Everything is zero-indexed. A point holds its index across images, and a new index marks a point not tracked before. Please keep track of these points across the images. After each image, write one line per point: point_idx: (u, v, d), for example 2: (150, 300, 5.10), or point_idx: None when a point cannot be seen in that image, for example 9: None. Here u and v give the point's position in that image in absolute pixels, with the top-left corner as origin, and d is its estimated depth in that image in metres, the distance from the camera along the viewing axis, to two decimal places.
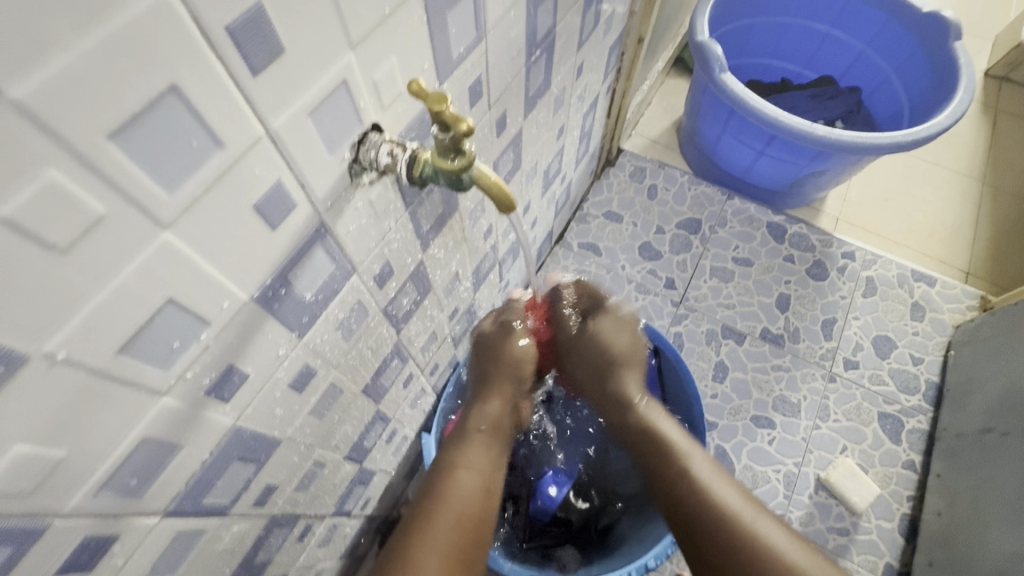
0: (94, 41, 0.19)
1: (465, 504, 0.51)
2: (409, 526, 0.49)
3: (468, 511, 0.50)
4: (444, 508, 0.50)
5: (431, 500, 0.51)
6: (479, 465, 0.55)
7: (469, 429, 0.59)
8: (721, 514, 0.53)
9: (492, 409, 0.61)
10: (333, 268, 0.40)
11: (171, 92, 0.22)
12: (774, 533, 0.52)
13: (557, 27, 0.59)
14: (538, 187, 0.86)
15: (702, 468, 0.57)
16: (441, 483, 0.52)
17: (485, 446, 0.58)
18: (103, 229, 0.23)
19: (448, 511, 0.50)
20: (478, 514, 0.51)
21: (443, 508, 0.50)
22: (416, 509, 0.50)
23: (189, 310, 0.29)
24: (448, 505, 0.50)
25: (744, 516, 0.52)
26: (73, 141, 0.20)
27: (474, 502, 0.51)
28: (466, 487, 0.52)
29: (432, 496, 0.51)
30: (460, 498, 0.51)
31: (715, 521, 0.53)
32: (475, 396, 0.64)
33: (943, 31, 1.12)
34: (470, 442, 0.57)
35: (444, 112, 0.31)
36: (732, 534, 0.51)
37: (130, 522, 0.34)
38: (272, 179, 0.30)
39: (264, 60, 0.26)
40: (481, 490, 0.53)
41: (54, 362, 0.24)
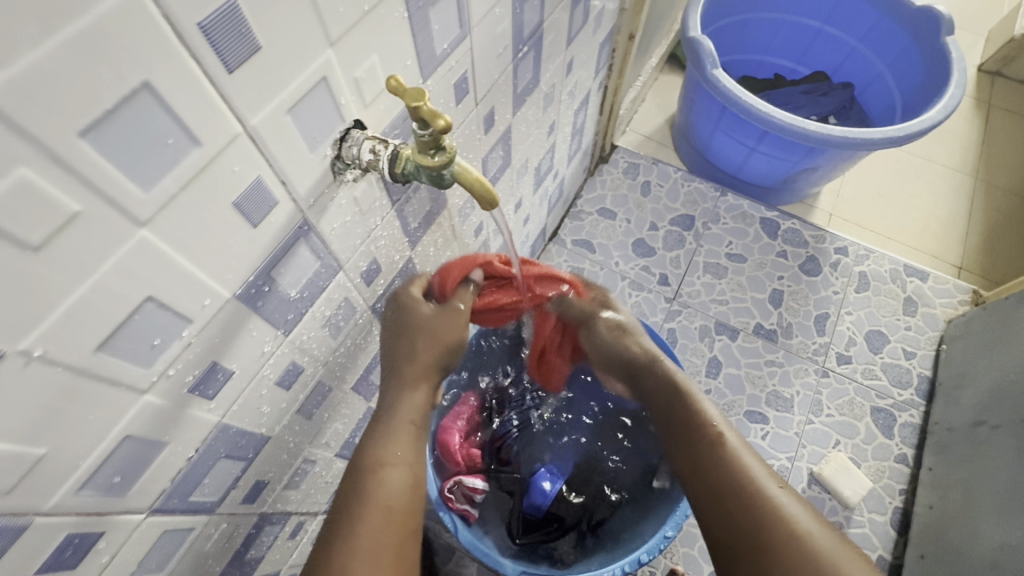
0: (64, 39, 0.19)
1: (394, 501, 0.48)
2: (338, 536, 0.45)
3: (393, 507, 0.48)
4: (371, 507, 0.47)
5: (354, 501, 0.47)
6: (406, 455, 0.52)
7: (392, 419, 0.54)
8: (739, 481, 0.53)
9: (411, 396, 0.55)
10: (318, 265, 0.40)
11: (144, 90, 0.23)
12: (793, 508, 0.51)
13: (545, 24, 0.59)
14: (529, 184, 0.86)
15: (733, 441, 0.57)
16: (364, 483, 0.49)
17: (411, 432, 0.54)
18: (77, 227, 0.23)
19: (373, 512, 0.47)
20: (407, 509, 0.49)
21: (368, 511, 0.47)
22: (339, 516, 0.47)
23: (169, 307, 0.29)
24: (372, 505, 0.47)
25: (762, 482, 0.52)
26: (45, 139, 0.20)
27: (401, 497, 0.49)
28: (396, 481, 0.50)
29: (355, 498, 0.48)
30: (383, 495, 0.48)
31: (737, 491, 0.52)
32: (390, 380, 0.56)
33: (935, 26, 1.12)
34: (392, 431, 0.53)
35: (422, 108, 0.31)
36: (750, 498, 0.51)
37: (115, 519, 0.34)
38: (252, 177, 0.30)
39: (240, 58, 0.26)
40: (406, 480, 0.50)
41: (31, 360, 0.24)
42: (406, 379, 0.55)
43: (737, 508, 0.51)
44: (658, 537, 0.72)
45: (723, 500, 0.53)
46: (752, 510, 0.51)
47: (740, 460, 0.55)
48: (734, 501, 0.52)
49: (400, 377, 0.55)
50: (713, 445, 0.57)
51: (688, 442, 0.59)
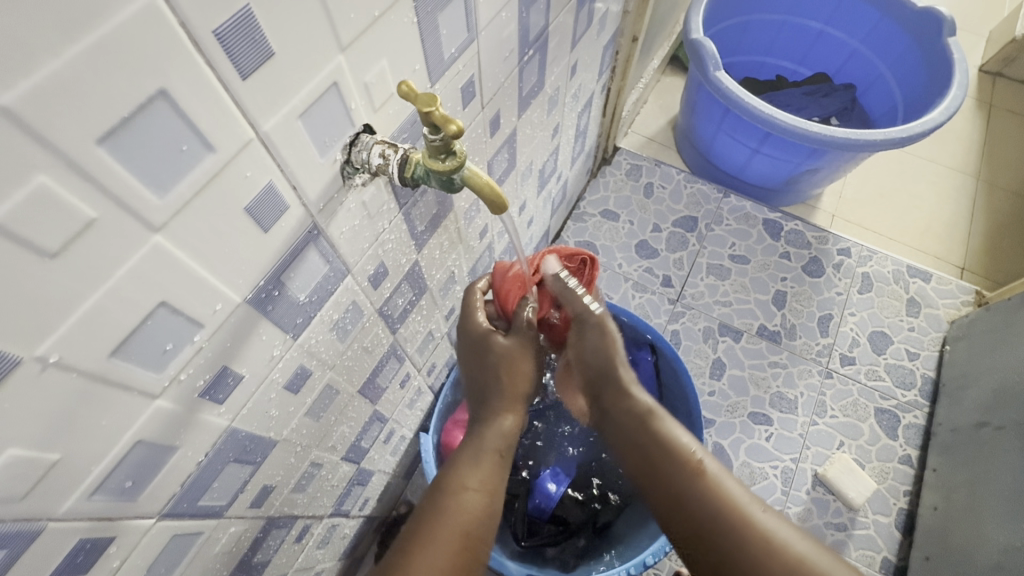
0: (83, 48, 0.19)
1: (468, 523, 0.51)
2: (409, 550, 0.48)
3: (467, 529, 0.50)
4: (446, 525, 0.50)
5: (429, 517, 0.50)
6: (487, 482, 0.54)
7: (481, 446, 0.57)
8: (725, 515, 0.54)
9: (503, 426, 0.59)
10: (327, 269, 0.40)
11: (160, 97, 0.23)
12: (784, 533, 0.53)
13: (550, 27, 0.59)
14: (533, 187, 0.86)
15: (711, 469, 0.57)
16: (443, 500, 0.52)
17: (495, 461, 0.56)
18: (93, 233, 0.23)
19: (447, 530, 0.49)
20: (476, 535, 0.51)
21: (441, 528, 0.49)
22: (414, 531, 0.50)
23: (181, 313, 0.29)
24: (446, 522, 0.50)
25: (747, 510, 0.54)
26: (63, 147, 0.20)
27: (475, 521, 0.51)
28: (471, 504, 0.52)
29: (433, 515, 0.51)
30: (462, 517, 0.51)
31: (724, 526, 0.53)
32: (483, 409, 0.61)
33: (937, 28, 1.13)
34: (475, 457, 0.56)
35: (433, 113, 0.31)
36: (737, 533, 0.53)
37: (126, 524, 0.34)
38: (264, 182, 0.30)
39: (253, 64, 0.26)
40: (482, 506, 0.53)
41: (46, 366, 0.24)
42: (497, 409, 0.60)
43: (729, 547, 0.53)
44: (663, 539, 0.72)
45: (713, 536, 0.54)
46: (742, 544, 0.52)
47: (721, 490, 0.56)
48: (725, 540, 0.53)
49: (491, 406, 0.60)
50: (693, 477, 0.57)
51: (666, 477, 0.59)
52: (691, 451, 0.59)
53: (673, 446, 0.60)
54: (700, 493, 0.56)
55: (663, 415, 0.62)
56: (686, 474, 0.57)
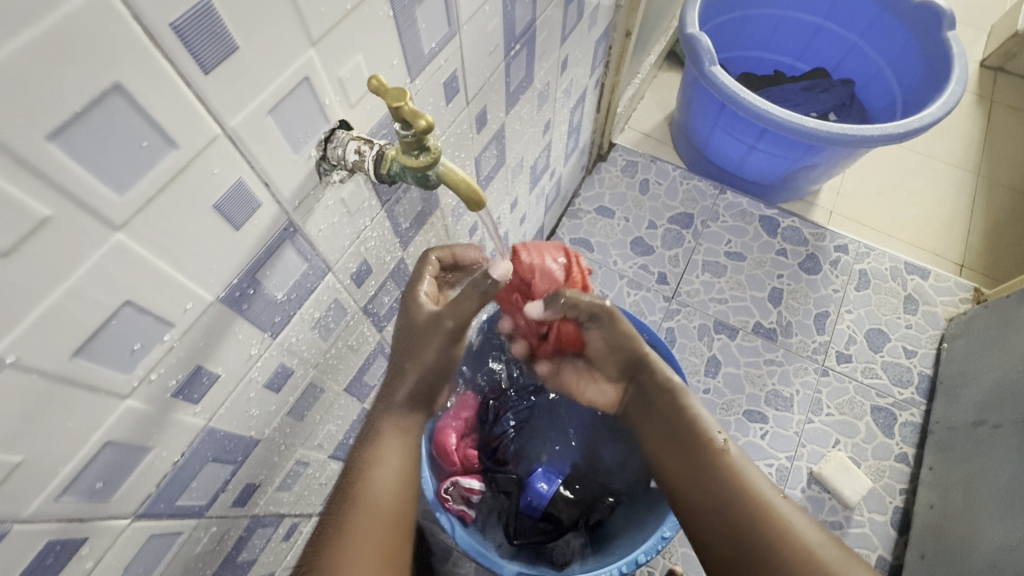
0: (27, 41, 0.19)
1: (386, 504, 0.49)
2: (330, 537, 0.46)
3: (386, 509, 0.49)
4: (359, 513, 0.47)
5: (346, 506, 0.48)
6: (396, 455, 0.52)
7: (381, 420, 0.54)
8: (744, 497, 0.54)
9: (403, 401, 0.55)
10: (306, 267, 0.40)
11: (115, 91, 0.22)
12: (802, 526, 0.52)
13: (537, 21, 0.58)
14: (525, 183, 0.86)
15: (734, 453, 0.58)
16: (358, 485, 0.49)
17: (397, 435, 0.53)
18: (49, 232, 0.22)
19: (366, 517, 0.47)
20: (396, 510, 0.50)
21: (359, 515, 0.47)
22: (331, 523, 0.48)
23: (149, 312, 0.29)
24: (364, 507, 0.48)
25: (770, 495, 0.54)
26: (10, 142, 0.20)
27: (392, 499, 0.49)
28: (382, 482, 0.50)
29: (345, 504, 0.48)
30: (377, 498, 0.49)
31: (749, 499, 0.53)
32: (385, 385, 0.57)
33: (936, 22, 1.11)
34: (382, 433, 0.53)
35: (403, 108, 0.31)
36: (755, 519, 0.52)
37: (98, 524, 0.34)
38: (234, 179, 0.30)
39: (216, 58, 0.25)
40: (399, 481, 0.51)
41: (3, 366, 0.23)
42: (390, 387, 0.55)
43: (747, 519, 0.53)
44: (655, 538, 0.71)
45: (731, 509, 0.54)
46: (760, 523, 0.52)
47: (742, 472, 0.56)
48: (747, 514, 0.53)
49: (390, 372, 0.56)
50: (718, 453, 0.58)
51: (690, 453, 0.59)
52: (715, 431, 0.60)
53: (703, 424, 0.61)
54: (721, 470, 0.56)
55: (690, 396, 0.64)
56: (709, 450, 0.58)
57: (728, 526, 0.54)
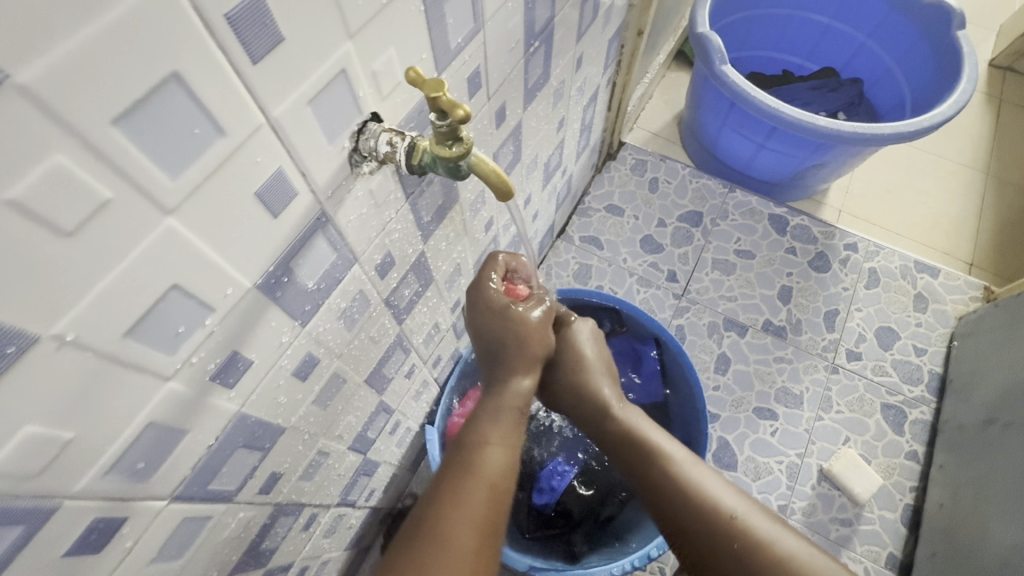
0: (98, 29, 0.20)
1: (495, 477, 0.50)
2: (439, 504, 0.47)
3: (496, 483, 0.50)
4: (472, 482, 0.49)
5: (457, 477, 0.50)
6: (507, 438, 0.54)
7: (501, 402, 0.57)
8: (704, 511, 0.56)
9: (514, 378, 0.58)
10: (335, 257, 0.41)
11: (173, 80, 0.23)
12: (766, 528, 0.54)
13: (556, 18, 0.59)
14: (538, 180, 0.86)
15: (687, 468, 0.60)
16: (470, 457, 0.52)
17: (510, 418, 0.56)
18: (108, 213, 0.23)
19: (477, 484, 0.49)
20: (503, 487, 0.51)
21: (470, 484, 0.49)
22: (440, 491, 0.49)
23: (194, 296, 0.30)
24: (476, 477, 0.50)
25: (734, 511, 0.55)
26: (79, 126, 0.21)
27: (501, 474, 0.51)
28: (495, 460, 0.52)
29: (457, 475, 0.50)
30: (487, 474, 0.50)
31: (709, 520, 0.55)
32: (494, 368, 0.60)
33: (945, 21, 1.12)
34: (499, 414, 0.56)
35: (440, 98, 0.32)
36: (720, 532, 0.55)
37: (138, 505, 0.35)
38: (274, 168, 0.31)
39: (263, 49, 0.26)
40: (506, 464, 0.52)
41: (62, 344, 0.24)
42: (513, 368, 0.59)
43: (712, 544, 0.55)
44: None
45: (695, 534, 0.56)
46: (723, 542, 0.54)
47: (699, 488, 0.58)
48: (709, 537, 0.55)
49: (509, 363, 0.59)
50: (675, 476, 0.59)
51: (651, 478, 0.61)
52: (668, 452, 0.62)
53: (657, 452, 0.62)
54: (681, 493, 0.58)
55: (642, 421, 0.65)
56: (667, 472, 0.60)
57: (699, 551, 0.56)
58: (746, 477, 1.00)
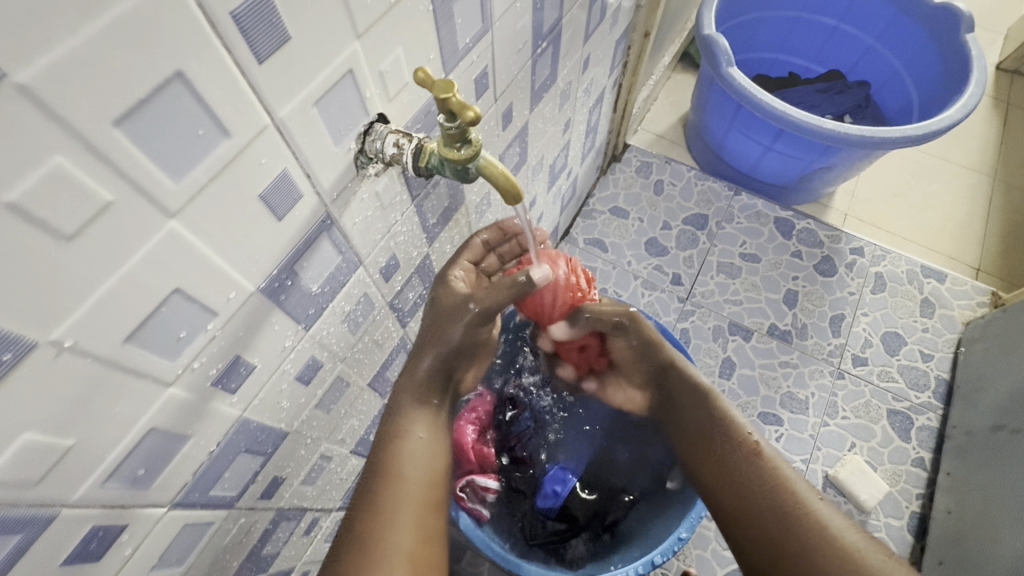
0: (100, 27, 0.19)
1: (418, 474, 0.52)
2: (363, 511, 0.49)
3: (419, 479, 0.52)
4: (392, 486, 0.50)
5: (377, 478, 0.51)
6: (425, 430, 0.55)
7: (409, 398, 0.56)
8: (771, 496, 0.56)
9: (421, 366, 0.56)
10: (340, 260, 0.40)
11: (176, 79, 0.22)
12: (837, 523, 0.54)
13: (564, 19, 0.58)
14: (543, 182, 0.86)
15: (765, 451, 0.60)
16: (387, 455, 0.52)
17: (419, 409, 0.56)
18: (110, 217, 0.23)
19: (399, 485, 0.50)
20: (427, 479, 0.53)
21: (391, 486, 0.50)
22: (363, 495, 0.50)
23: (196, 300, 0.29)
24: (398, 479, 0.51)
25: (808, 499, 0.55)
26: (80, 127, 0.20)
27: (423, 469, 0.53)
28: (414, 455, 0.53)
29: (377, 476, 0.51)
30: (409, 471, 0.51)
31: (779, 502, 0.55)
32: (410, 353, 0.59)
33: (954, 24, 1.11)
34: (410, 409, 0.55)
35: (450, 99, 0.31)
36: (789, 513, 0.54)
37: (138, 512, 0.34)
38: (278, 169, 0.30)
39: (270, 48, 0.26)
40: (427, 454, 0.54)
41: (61, 350, 0.24)
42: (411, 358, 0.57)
43: (777, 522, 0.54)
44: (671, 539, 0.71)
45: (764, 516, 0.55)
46: (792, 528, 0.53)
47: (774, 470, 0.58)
48: (777, 521, 0.54)
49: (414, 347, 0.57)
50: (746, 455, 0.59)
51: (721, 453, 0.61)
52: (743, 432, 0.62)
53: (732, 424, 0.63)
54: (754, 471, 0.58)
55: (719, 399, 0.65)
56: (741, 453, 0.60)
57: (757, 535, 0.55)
58: None
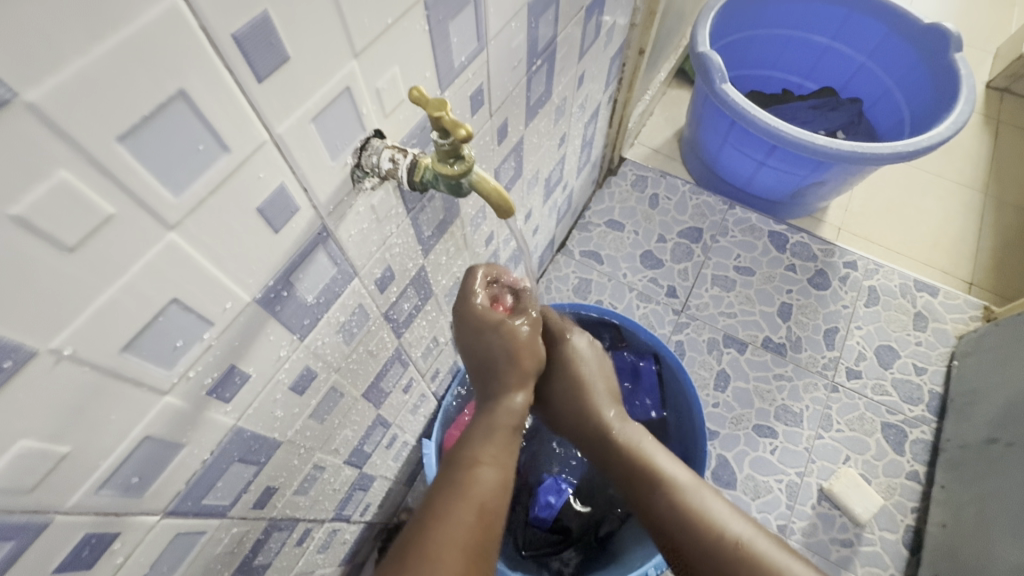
0: (107, 48, 0.20)
1: (485, 498, 0.50)
2: (426, 524, 0.47)
3: (487, 503, 0.50)
4: (459, 501, 0.49)
5: (450, 492, 0.50)
6: (499, 457, 0.55)
7: (490, 427, 0.58)
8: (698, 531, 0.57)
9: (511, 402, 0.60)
10: (335, 271, 0.41)
11: (179, 97, 0.23)
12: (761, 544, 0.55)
13: (558, 37, 0.60)
14: (539, 195, 0.87)
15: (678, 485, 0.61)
16: (461, 475, 0.52)
17: (499, 436, 0.57)
18: (111, 228, 0.23)
19: (467, 501, 0.49)
20: (495, 509, 0.51)
21: (460, 501, 0.49)
22: (431, 506, 0.49)
23: (193, 310, 0.30)
24: (468, 497, 0.49)
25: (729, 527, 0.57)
26: (85, 143, 0.21)
27: (493, 496, 0.51)
28: (487, 479, 0.52)
29: (449, 490, 0.50)
30: (478, 494, 0.50)
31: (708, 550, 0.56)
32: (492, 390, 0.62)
33: (943, 44, 1.13)
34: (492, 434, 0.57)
35: (443, 117, 0.32)
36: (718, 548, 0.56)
37: (131, 520, 0.34)
38: (276, 184, 0.31)
39: (269, 67, 0.27)
40: (498, 484, 0.52)
41: (60, 358, 0.24)
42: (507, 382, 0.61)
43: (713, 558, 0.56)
44: None
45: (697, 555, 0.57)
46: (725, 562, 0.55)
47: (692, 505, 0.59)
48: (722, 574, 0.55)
49: (503, 381, 0.61)
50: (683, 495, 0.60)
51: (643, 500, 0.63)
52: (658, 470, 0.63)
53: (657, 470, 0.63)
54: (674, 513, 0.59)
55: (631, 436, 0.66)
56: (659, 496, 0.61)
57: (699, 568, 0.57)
58: (746, 495, 0.99)
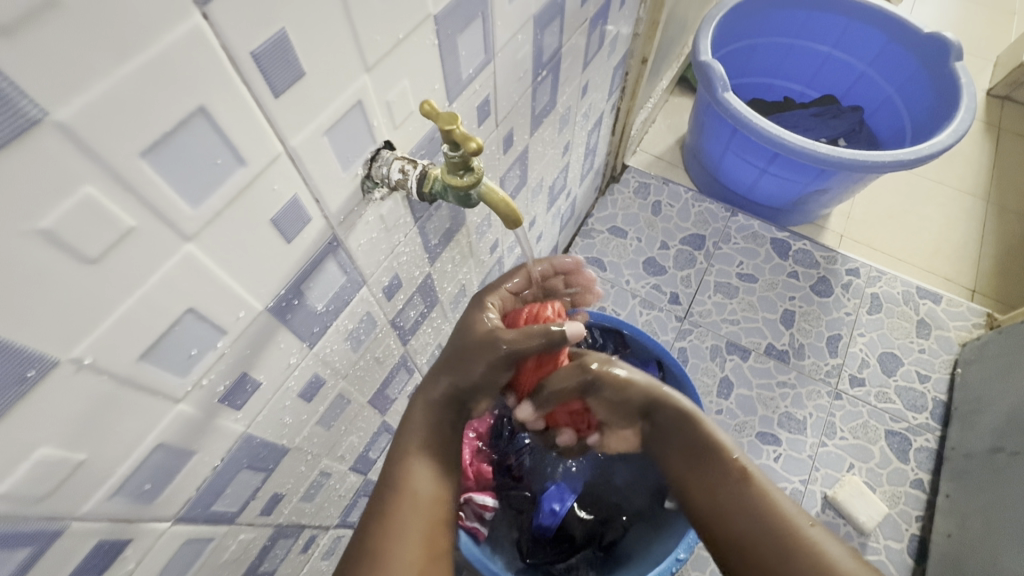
0: (133, 68, 0.20)
1: (424, 491, 0.51)
2: (371, 527, 0.49)
3: (424, 496, 0.51)
4: (397, 501, 0.50)
5: (389, 490, 0.51)
6: (433, 447, 0.54)
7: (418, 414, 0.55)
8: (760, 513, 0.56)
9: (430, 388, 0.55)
10: (344, 280, 0.41)
11: (199, 114, 0.24)
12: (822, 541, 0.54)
13: (563, 48, 0.61)
14: (543, 203, 0.88)
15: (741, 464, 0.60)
16: (395, 471, 0.52)
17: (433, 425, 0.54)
18: (132, 241, 0.24)
19: (405, 500, 0.50)
20: (435, 497, 0.52)
21: (398, 500, 0.50)
22: (374, 506, 0.50)
23: (208, 319, 0.30)
24: (404, 493, 0.50)
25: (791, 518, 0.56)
26: (110, 160, 0.21)
27: (432, 488, 0.52)
28: (421, 474, 0.52)
29: (387, 489, 0.51)
30: (415, 487, 0.51)
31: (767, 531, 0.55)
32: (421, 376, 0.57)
33: (943, 52, 1.14)
34: (421, 423, 0.54)
35: (454, 131, 0.33)
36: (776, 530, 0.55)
37: (142, 527, 0.34)
38: (289, 196, 0.32)
39: (285, 83, 0.27)
40: (436, 471, 0.53)
41: (81, 367, 0.25)
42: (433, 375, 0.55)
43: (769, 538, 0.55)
44: (670, 559, 0.70)
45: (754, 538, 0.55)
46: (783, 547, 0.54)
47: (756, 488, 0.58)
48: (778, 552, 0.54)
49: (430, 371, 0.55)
50: (741, 485, 0.59)
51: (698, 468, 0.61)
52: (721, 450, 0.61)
53: (722, 449, 0.61)
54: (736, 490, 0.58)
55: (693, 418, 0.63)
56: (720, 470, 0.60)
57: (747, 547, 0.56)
58: None
